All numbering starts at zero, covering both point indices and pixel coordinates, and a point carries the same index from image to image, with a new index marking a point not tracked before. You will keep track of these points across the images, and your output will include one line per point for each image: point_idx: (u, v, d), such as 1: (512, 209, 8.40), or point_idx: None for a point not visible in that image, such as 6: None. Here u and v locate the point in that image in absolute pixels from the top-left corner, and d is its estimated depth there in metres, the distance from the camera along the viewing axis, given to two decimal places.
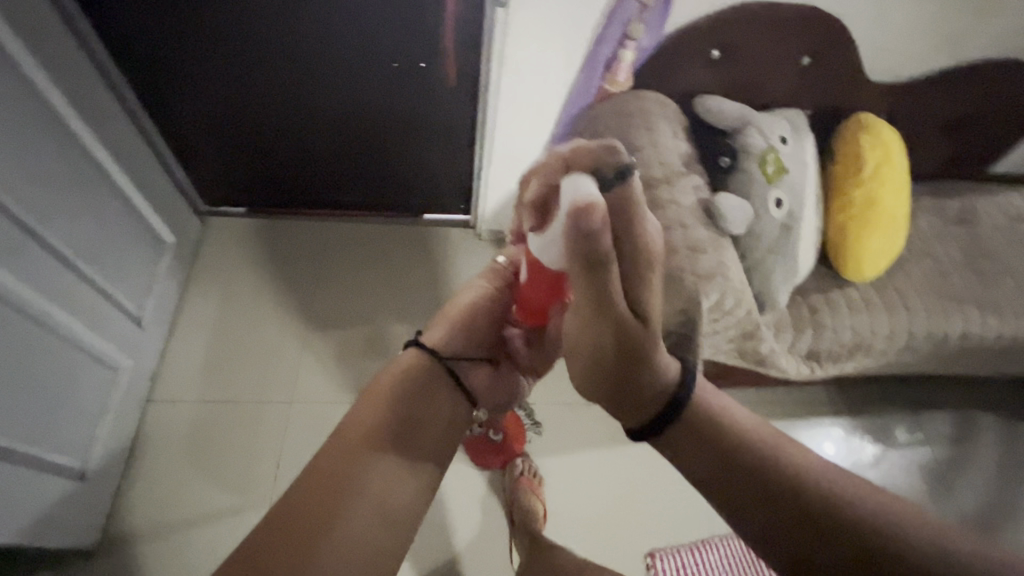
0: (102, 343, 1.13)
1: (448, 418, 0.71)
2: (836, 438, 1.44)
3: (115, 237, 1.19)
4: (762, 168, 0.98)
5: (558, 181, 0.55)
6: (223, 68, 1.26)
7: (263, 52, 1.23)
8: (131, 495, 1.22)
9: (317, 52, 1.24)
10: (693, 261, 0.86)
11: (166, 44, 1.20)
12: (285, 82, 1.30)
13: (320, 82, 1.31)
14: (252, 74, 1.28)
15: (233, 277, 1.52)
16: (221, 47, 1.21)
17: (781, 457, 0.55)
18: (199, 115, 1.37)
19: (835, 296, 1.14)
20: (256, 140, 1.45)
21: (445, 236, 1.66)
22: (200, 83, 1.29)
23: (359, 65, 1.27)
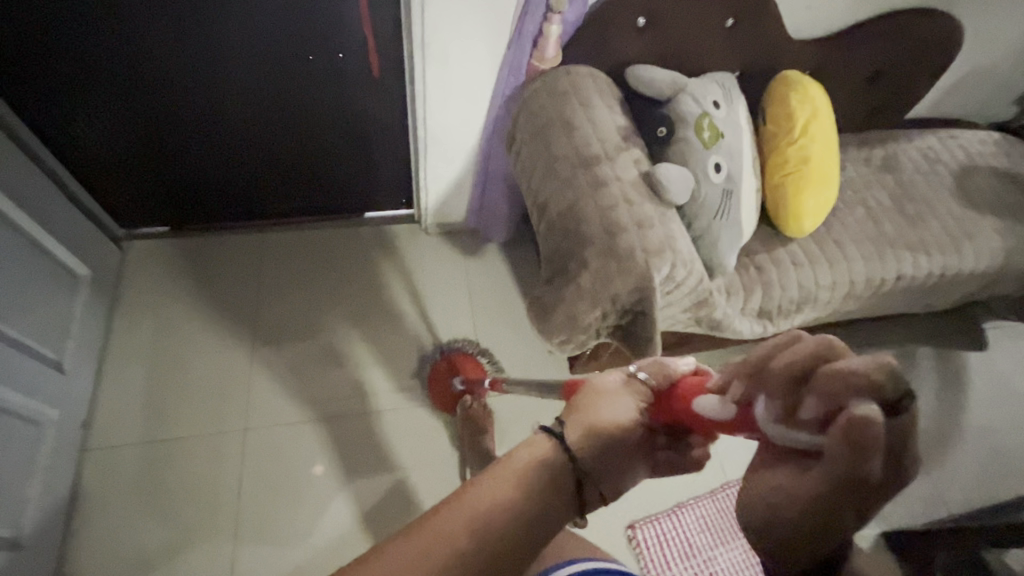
0: (19, 396, 1.02)
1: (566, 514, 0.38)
2: None
3: (18, 278, 1.06)
4: (699, 135, 0.97)
5: (821, 385, 0.32)
6: (120, 77, 1.14)
7: (162, 56, 1.12)
8: (79, 553, 1.12)
9: (226, 52, 1.14)
10: (642, 236, 0.85)
11: (48, 54, 1.08)
12: (192, 88, 1.19)
13: (234, 84, 1.21)
14: (154, 82, 1.17)
15: (165, 303, 1.41)
16: (114, 53, 1.10)
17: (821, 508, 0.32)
18: (99, 131, 1.24)
19: (779, 254, 1.17)
20: (169, 153, 1.33)
21: (390, 233, 1.59)
22: (95, 95, 1.17)
23: (274, 61, 1.17)
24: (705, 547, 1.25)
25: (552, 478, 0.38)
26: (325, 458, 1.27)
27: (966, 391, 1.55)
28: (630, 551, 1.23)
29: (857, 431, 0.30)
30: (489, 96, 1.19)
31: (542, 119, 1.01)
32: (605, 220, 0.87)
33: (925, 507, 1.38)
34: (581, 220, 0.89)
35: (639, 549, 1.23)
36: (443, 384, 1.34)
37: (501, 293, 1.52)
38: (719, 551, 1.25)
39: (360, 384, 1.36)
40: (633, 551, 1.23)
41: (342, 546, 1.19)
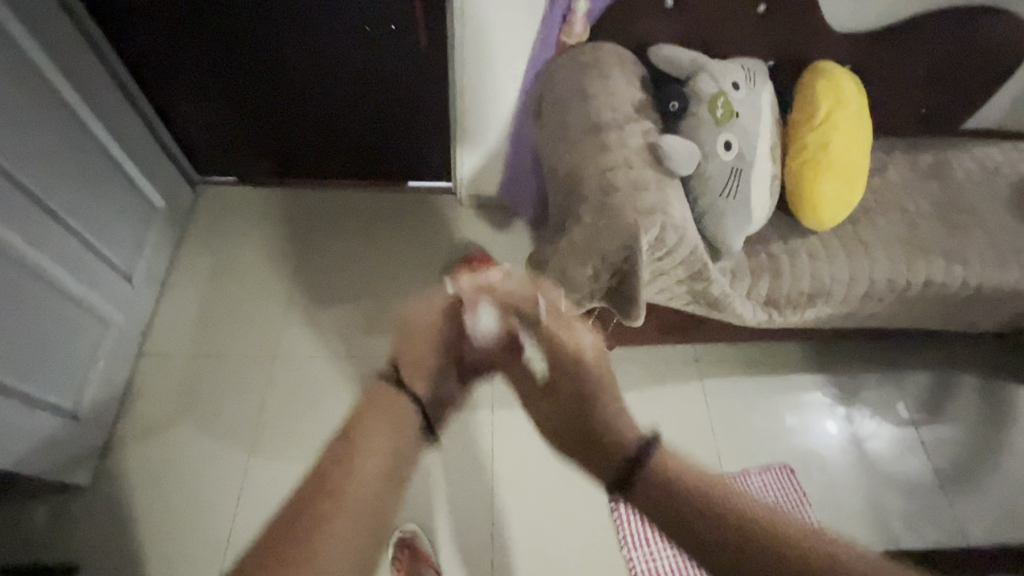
0: (94, 296, 1.20)
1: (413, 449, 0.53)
2: (829, 416, 1.42)
3: (104, 196, 1.25)
4: (711, 112, 0.99)
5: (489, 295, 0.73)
6: (214, 48, 1.34)
7: (245, 19, 1.29)
8: (123, 440, 1.29)
9: (296, 14, 1.28)
10: (635, 197, 0.89)
11: (159, 25, 1.29)
12: (270, 58, 1.37)
13: (305, 57, 1.37)
14: (240, 53, 1.36)
15: (224, 241, 1.59)
16: (211, 27, 1.30)
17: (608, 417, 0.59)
18: (191, 92, 1.45)
19: (794, 245, 1.16)
20: (247, 118, 1.52)
21: (428, 203, 1.71)
22: (191, 61, 1.37)
23: (339, 36, 1.33)
24: None
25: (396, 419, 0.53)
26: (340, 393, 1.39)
27: (1011, 426, 1.43)
28: (610, 522, 1.27)
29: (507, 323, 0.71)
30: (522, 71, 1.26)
31: (562, 89, 1.07)
32: (603, 182, 0.91)
33: (943, 537, 1.28)
34: (582, 181, 0.94)
35: (618, 520, 1.26)
36: None
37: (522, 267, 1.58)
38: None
39: (380, 333, 1.46)
40: (612, 522, 1.26)
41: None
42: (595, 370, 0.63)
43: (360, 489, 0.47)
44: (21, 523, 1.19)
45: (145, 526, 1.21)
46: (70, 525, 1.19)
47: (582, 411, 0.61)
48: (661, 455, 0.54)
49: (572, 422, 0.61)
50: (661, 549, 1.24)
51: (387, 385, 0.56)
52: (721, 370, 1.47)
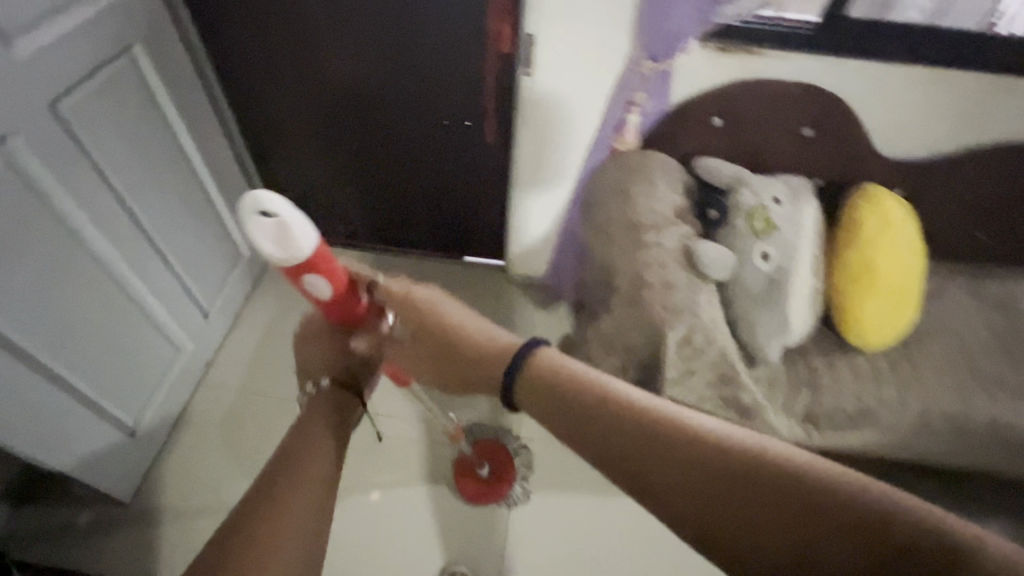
0: (173, 325, 1.35)
1: (336, 408, 0.71)
2: None
3: (201, 241, 1.43)
4: (749, 223, 1.04)
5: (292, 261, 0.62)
6: (327, 139, 1.53)
7: (358, 122, 1.47)
8: (167, 464, 1.38)
9: (405, 123, 1.46)
10: (666, 296, 0.92)
11: (282, 117, 1.48)
12: (372, 150, 1.55)
13: (403, 152, 1.54)
14: (349, 145, 1.54)
15: (295, 289, 1.76)
16: (329, 123, 1.48)
17: (530, 371, 0.65)
18: (296, 167, 1.63)
19: (837, 361, 1.12)
20: (342, 193, 1.71)
21: (479, 279, 1.83)
22: (303, 146, 1.56)
23: (437, 140, 1.49)
24: None
25: (325, 408, 0.71)
26: None
27: None
28: None
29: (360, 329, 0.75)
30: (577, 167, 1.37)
31: (609, 188, 1.15)
32: (636, 277, 0.96)
33: None
34: (617, 273, 1.00)
35: None
36: (469, 476, 1.32)
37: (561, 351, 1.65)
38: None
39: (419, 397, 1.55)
40: None
41: (355, 531, 1.29)
42: (427, 307, 0.74)
43: (319, 457, 0.65)
44: (65, 528, 1.28)
45: (170, 551, 1.27)
46: (105, 538, 1.27)
47: (443, 344, 0.73)
48: (550, 363, 0.65)
49: (437, 351, 0.74)
50: None
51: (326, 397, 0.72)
52: None
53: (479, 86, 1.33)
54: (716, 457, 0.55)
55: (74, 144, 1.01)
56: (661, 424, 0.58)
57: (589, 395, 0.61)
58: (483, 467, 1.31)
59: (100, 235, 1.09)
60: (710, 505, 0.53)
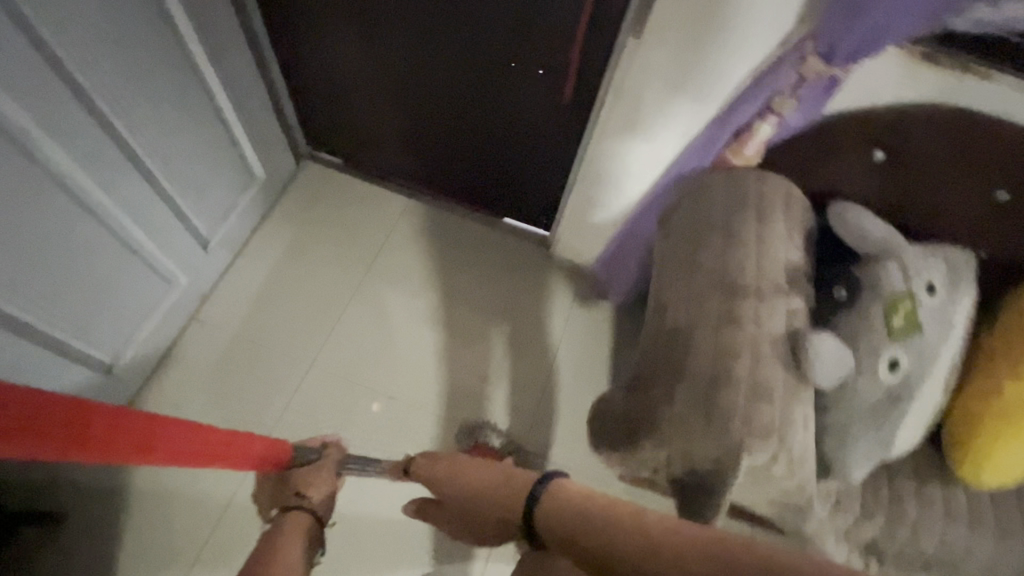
0: (161, 257, 1.19)
1: (306, 527, 0.81)
2: None
3: (203, 162, 1.22)
4: (887, 318, 0.76)
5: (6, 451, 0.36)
6: (369, 53, 1.26)
7: (411, 39, 1.19)
8: (150, 399, 1.29)
9: (465, 52, 1.18)
10: (753, 407, 0.69)
11: (320, 17, 1.21)
12: (423, 76, 1.28)
13: (457, 86, 1.28)
14: (396, 67, 1.27)
15: (312, 221, 1.55)
16: (375, 36, 1.21)
17: (550, 496, 0.70)
18: (331, 80, 1.37)
19: (931, 492, 0.90)
20: (379, 120, 1.46)
21: (517, 251, 1.59)
22: (341, 57, 1.29)
23: (501, 80, 1.22)
24: None
25: (304, 522, 0.82)
26: (376, 430, 1.37)
27: None
28: None
29: (320, 465, 0.95)
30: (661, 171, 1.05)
31: (705, 218, 0.87)
32: (716, 367, 0.73)
33: None
34: (690, 350, 0.76)
35: None
36: None
37: (588, 356, 1.47)
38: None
39: (422, 377, 1.42)
40: None
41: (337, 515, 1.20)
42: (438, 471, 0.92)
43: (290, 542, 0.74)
44: None
45: None
46: None
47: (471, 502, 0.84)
48: (557, 486, 0.71)
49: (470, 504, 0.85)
50: None
51: (299, 517, 0.82)
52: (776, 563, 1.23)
53: (571, 19, 1.03)
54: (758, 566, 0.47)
55: (34, 49, 0.78)
56: (670, 534, 0.54)
57: (596, 510, 0.63)
58: None
59: (69, 160, 0.89)
60: None
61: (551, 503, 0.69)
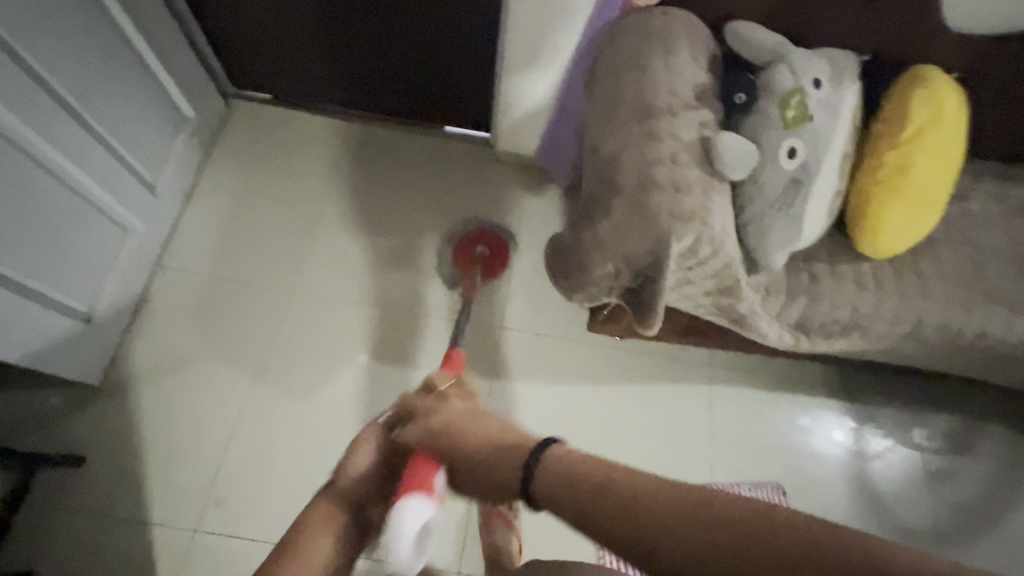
0: (113, 204, 1.19)
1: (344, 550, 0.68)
2: (839, 425, 1.38)
3: (126, 98, 1.19)
4: (782, 110, 0.89)
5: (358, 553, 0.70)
6: None
7: None
8: (133, 347, 1.29)
9: None
10: (675, 199, 0.81)
11: None
12: None
13: None
14: None
15: (254, 156, 1.55)
16: None
17: (570, 466, 0.59)
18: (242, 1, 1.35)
19: (841, 268, 1.05)
20: (300, 39, 1.44)
21: (462, 153, 1.62)
22: None
23: None
24: None
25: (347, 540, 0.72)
26: (360, 334, 1.36)
27: None
28: None
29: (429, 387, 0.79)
30: (561, 70, 1.25)
31: (618, 56, 0.95)
32: (643, 175, 0.83)
33: None
34: (619, 170, 0.86)
35: None
36: (471, 256, 1.41)
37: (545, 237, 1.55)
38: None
39: (394, 285, 1.42)
40: None
41: (325, 424, 1.27)
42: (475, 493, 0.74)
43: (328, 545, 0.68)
44: (33, 408, 1.20)
45: None
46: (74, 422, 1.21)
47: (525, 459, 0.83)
48: (558, 449, 0.61)
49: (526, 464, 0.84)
50: None
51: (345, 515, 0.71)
52: (733, 380, 1.40)
53: None
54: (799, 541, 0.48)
55: None
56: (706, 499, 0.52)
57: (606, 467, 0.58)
58: (481, 247, 1.41)
59: None
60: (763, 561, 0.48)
61: (572, 451, 0.61)
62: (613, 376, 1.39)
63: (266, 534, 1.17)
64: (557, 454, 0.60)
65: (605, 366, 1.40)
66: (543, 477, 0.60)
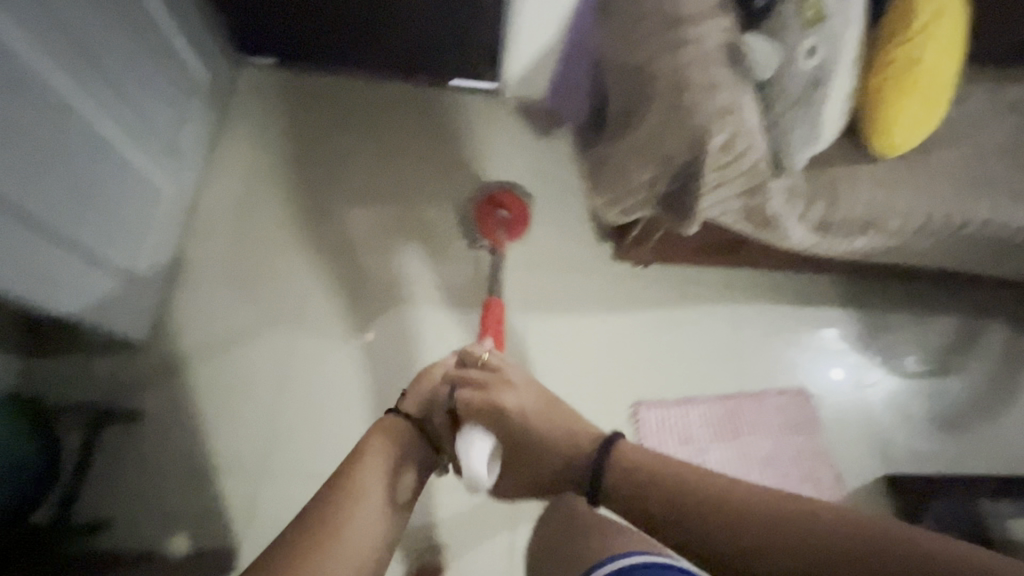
0: (146, 165, 1.20)
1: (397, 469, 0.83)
2: (839, 364, 1.42)
3: (146, 60, 1.19)
4: (801, 12, 0.94)
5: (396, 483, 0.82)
6: None
7: None
8: (174, 308, 1.31)
9: None
10: (709, 97, 0.85)
11: None
12: None
13: None
14: None
15: (266, 119, 1.56)
16: None
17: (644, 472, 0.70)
18: None
19: (856, 168, 1.11)
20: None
21: (471, 102, 1.64)
22: None
23: None
24: (702, 440, 1.31)
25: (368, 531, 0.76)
26: (392, 281, 1.39)
27: None
28: (631, 425, 1.32)
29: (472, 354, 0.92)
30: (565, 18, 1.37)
31: None
32: (677, 78, 0.87)
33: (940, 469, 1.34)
34: (651, 77, 0.90)
35: (639, 424, 1.32)
36: (491, 220, 1.41)
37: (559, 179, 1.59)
38: (717, 466, 1.29)
39: (418, 233, 1.44)
40: (633, 425, 1.32)
41: (368, 367, 1.30)
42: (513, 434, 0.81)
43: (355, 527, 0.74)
44: (83, 372, 1.22)
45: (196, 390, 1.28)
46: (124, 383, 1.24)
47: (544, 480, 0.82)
48: (622, 445, 0.74)
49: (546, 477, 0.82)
50: (675, 453, 1.29)
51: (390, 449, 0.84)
52: (751, 299, 1.47)
53: None
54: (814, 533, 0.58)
55: None
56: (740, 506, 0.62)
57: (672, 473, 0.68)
58: (503, 210, 1.41)
59: (34, 49, 0.90)
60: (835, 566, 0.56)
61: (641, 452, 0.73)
62: (639, 304, 1.44)
63: (325, 471, 1.21)
64: (622, 450, 0.74)
65: (630, 295, 1.45)
66: (611, 477, 0.72)
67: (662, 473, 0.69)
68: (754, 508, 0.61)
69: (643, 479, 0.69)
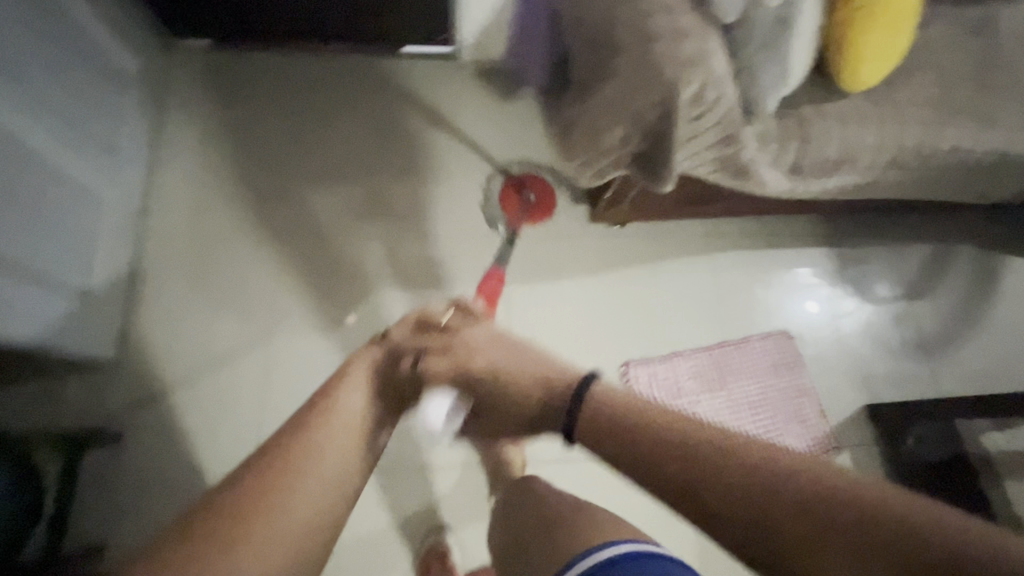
0: (83, 172, 1.11)
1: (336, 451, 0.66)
2: (812, 295, 1.45)
3: (65, 54, 1.08)
4: None
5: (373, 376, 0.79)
6: None
7: None
8: (140, 319, 1.25)
9: None
10: (676, 45, 0.82)
11: None
12: None
13: None
14: None
15: (211, 106, 1.46)
16: None
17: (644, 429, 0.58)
18: None
19: (826, 107, 1.09)
20: None
21: (428, 69, 1.56)
22: None
23: None
24: (691, 392, 1.33)
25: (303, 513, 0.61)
26: (365, 266, 1.34)
27: (994, 293, 1.49)
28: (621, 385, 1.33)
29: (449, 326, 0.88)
30: None
31: None
32: (640, 28, 0.83)
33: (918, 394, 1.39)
34: (614, 30, 0.86)
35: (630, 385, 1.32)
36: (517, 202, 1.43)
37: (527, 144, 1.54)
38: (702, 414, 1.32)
39: (387, 213, 1.39)
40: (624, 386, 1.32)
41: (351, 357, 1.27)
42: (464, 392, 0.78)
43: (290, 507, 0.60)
44: (56, 394, 1.17)
45: None
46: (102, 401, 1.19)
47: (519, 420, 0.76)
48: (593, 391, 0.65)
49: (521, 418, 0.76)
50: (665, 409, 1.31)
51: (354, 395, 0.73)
52: (729, 247, 1.47)
53: None
54: (834, 496, 0.47)
55: None
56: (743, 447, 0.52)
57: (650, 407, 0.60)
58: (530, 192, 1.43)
59: None
60: (841, 543, 0.46)
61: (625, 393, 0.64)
62: (618, 263, 1.43)
63: None
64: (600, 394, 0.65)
65: (609, 256, 1.43)
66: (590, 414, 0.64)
67: (653, 423, 0.58)
68: (742, 453, 0.52)
69: (629, 423, 0.60)
